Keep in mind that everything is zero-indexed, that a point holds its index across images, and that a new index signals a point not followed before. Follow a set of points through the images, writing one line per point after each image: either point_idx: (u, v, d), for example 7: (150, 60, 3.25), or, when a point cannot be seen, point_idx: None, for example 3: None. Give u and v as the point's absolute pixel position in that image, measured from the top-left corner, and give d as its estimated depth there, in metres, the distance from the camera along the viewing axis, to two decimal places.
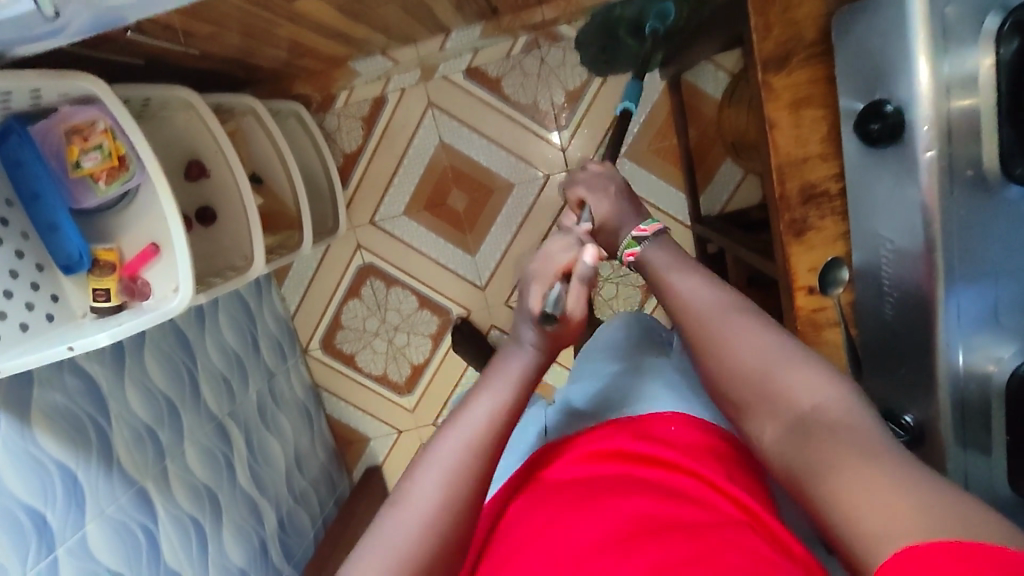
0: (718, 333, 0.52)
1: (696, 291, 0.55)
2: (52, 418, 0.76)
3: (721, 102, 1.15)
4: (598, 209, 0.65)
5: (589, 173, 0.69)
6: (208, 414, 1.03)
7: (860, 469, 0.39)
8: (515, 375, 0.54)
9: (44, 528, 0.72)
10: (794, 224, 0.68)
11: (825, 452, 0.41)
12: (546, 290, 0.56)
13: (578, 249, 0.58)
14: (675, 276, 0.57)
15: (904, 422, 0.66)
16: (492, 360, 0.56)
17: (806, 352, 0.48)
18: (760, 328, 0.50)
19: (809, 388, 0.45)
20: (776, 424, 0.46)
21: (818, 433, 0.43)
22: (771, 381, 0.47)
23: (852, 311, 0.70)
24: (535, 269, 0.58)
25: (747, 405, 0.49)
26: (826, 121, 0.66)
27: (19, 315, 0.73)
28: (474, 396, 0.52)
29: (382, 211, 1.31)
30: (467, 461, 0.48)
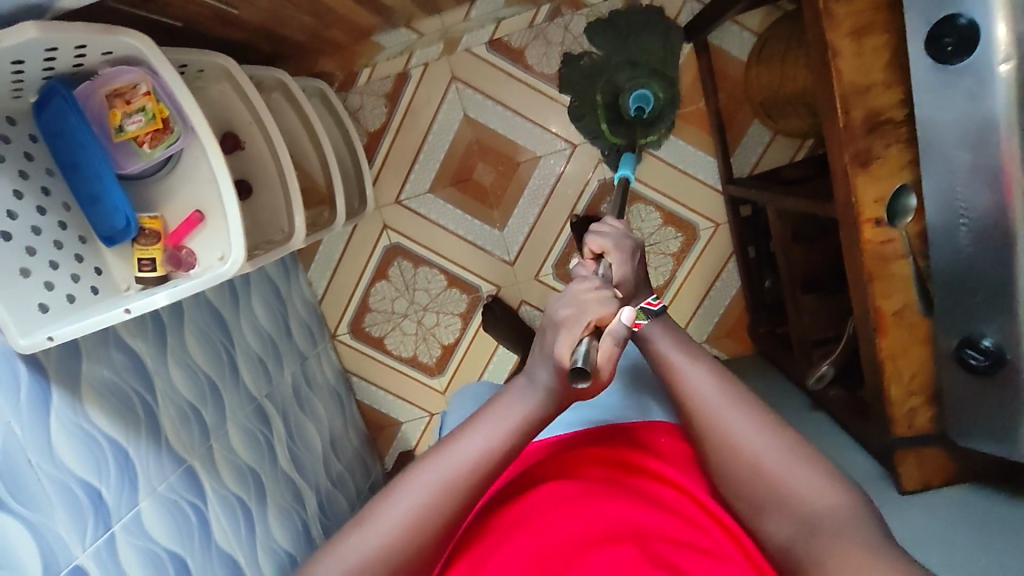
0: (721, 426, 0.57)
1: (697, 380, 0.59)
2: (101, 391, 0.74)
3: (749, 61, 1.14)
4: (616, 268, 0.64)
5: (608, 228, 0.68)
6: (247, 395, 1.01)
7: (860, 565, 0.45)
8: (516, 418, 0.55)
9: (99, 503, 0.70)
10: (859, 154, 0.67)
11: (826, 548, 0.48)
12: (575, 342, 0.51)
13: (614, 302, 0.53)
14: (677, 363, 0.61)
15: (983, 345, 0.64)
16: (495, 398, 0.57)
17: (805, 448, 0.54)
18: (760, 425, 0.56)
19: (810, 487, 0.51)
20: (789, 525, 0.52)
21: (823, 533, 0.49)
22: (775, 482, 0.53)
23: (921, 242, 0.69)
24: (563, 316, 0.53)
25: (750, 496, 0.55)
26: (889, 47, 0.64)
27: (64, 287, 0.71)
28: (467, 429, 0.55)
29: (408, 189, 1.29)
30: (456, 480, 0.52)
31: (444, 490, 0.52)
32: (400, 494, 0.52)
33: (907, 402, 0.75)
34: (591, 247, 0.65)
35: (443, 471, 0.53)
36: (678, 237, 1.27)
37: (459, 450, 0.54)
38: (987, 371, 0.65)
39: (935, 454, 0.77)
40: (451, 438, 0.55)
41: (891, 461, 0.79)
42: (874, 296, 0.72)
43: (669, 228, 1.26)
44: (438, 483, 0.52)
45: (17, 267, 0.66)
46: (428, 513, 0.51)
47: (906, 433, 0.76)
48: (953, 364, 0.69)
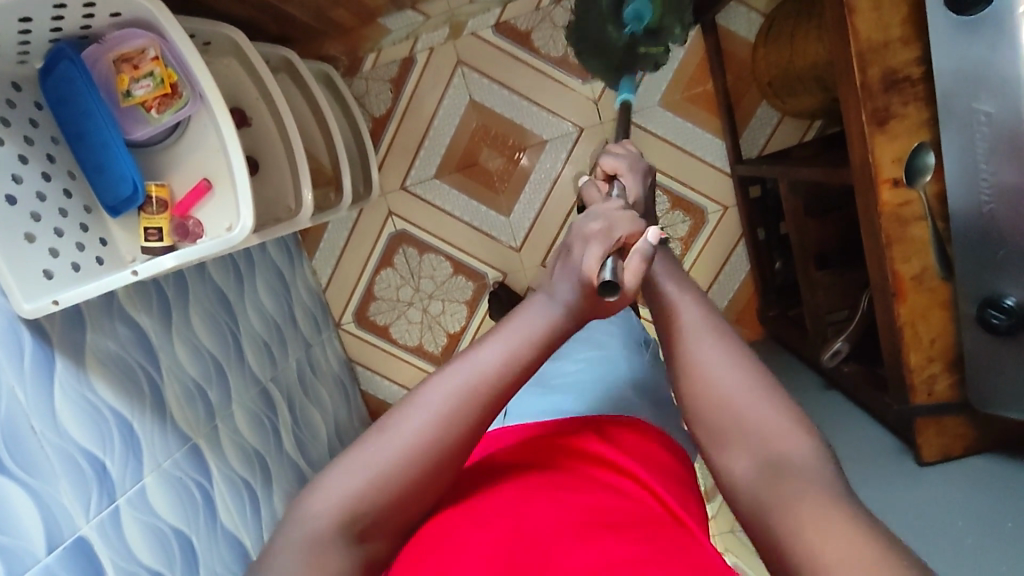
0: (693, 353, 0.48)
1: (683, 305, 0.51)
2: (105, 363, 0.73)
3: (755, 41, 1.13)
4: (628, 188, 0.63)
5: (621, 150, 0.67)
6: (252, 378, 1.00)
7: (829, 527, 0.38)
8: (530, 337, 0.48)
9: (104, 476, 0.68)
10: (877, 112, 0.66)
11: (791, 499, 0.41)
12: (602, 255, 0.49)
13: (642, 222, 0.52)
14: (667, 284, 0.52)
15: (1006, 305, 0.63)
16: (512, 311, 0.50)
17: (782, 396, 0.46)
18: (739, 360, 0.47)
19: (783, 435, 0.44)
20: (747, 461, 0.44)
21: (790, 481, 0.41)
22: (743, 421, 0.45)
23: (940, 203, 0.68)
24: (590, 228, 0.50)
25: (715, 434, 0.46)
26: (908, 2, 0.64)
27: (70, 255, 0.70)
28: (483, 341, 0.48)
29: (413, 175, 1.28)
30: (455, 405, 0.46)
31: (444, 423, 0.46)
32: (395, 426, 0.46)
33: (926, 368, 0.73)
34: (603, 168, 0.64)
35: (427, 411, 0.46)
36: (687, 221, 1.26)
37: (467, 367, 0.47)
38: (1009, 332, 0.64)
39: (956, 423, 0.75)
40: (463, 352, 0.48)
41: (909, 433, 0.78)
42: (892, 260, 0.70)
43: (677, 212, 1.26)
44: (430, 419, 0.46)
45: (22, 232, 0.65)
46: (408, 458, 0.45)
47: (926, 402, 0.74)
48: (975, 326, 0.68)
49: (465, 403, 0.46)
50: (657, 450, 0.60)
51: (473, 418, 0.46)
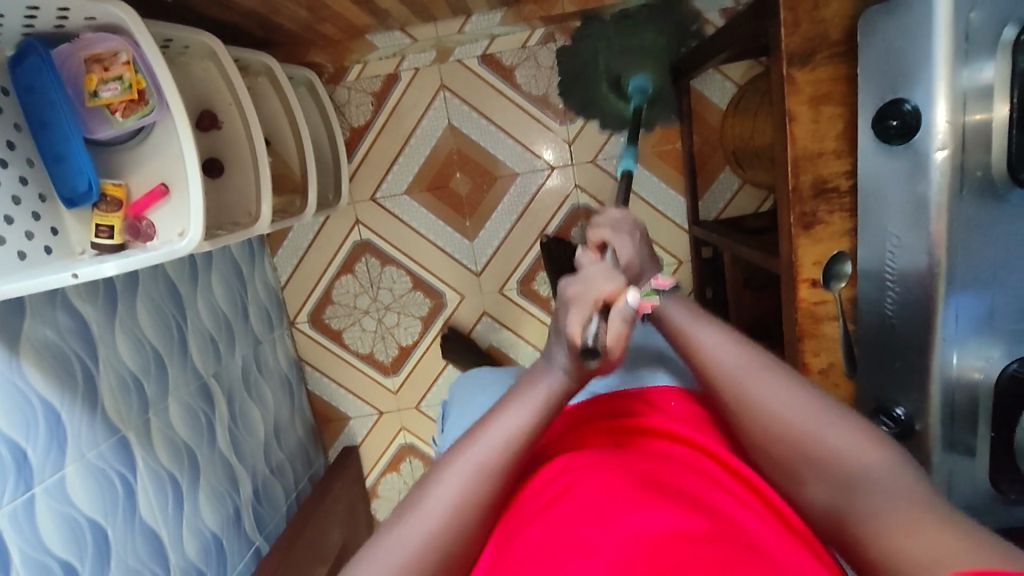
0: (751, 390, 0.57)
1: (716, 347, 0.61)
2: (41, 351, 0.74)
3: (726, 110, 1.18)
4: (621, 252, 0.67)
5: (609, 218, 0.71)
6: (193, 373, 1.01)
7: (909, 522, 0.43)
8: (543, 395, 0.58)
9: (24, 463, 0.70)
10: (804, 217, 0.71)
11: (872, 503, 0.46)
12: (585, 318, 0.54)
13: (621, 279, 0.55)
14: (699, 334, 0.63)
15: (895, 414, 0.69)
16: (520, 382, 0.60)
17: (837, 407, 0.53)
18: (788, 385, 0.56)
19: (848, 441, 0.50)
20: (819, 483, 0.51)
21: (860, 489, 0.47)
22: (808, 439, 0.52)
23: (852, 307, 0.72)
24: (574, 295, 0.56)
25: (792, 469, 0.53)
26: (843, 119, 0.68)
27: (17, 243, 0.71)
28: (505, 410, 0.57)
29: (384, 188, 1.30)
30: (496, 463, 0.54)
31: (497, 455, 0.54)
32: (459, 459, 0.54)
33: None
34: (592, 238, 0.68)
35: (491, 440, 0.55)
36: None
37: (500, 430, 0.55)
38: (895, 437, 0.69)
39: None
40: (485, 419, 0.57)
41: None
42: (803, 354, 0.74)
43: None
44: (482, 462, 0.54)
45: None
46: (476, 483, 0.53)
47: None
48: None
49: (510, 444, 0.55)
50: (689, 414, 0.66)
51: (514, 461, 0.55)
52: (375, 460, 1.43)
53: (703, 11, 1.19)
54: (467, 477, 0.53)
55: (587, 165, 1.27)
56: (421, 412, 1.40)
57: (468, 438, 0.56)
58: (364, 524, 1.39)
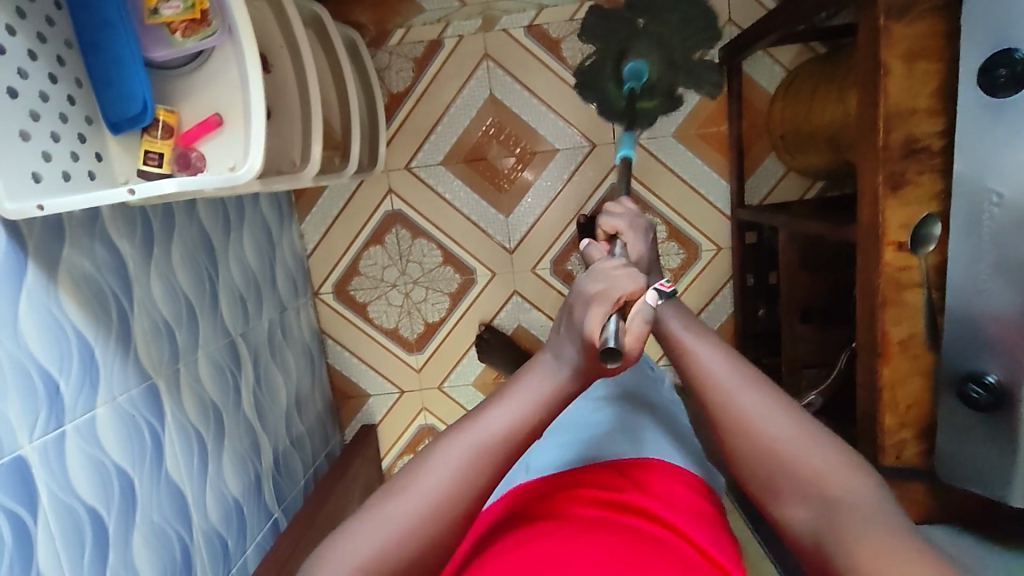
0: (738, 408, 0.48)
1: (709, 361, 0.50)
2: (78, 282, 0.69)
3: (775, 94, 1.16)
4: (631, 246, 0.67)
5: (621, 209, 0.71)
6: (222, 330, 0.96)
7: (914, 575, 0.40)
8: (543, 391, 0.49)
9: (56, 397, 0.65)
10: (893, 176, 0.68)
11: (868, 544, 0.42)
12: (604, 317, 0.48)
13: (643, 280, 0.50)
14: (687, 342, 0.52)
15: (986, 381, 0.66)
16: (513, 375, 0.50)
17: (822, 429, 0.48)
18: (779, 406, 0.48)
19: (839, 473, 0.46)
20: (808, 511, 0.46)
21: (857, 529, 0.43)
22: (799, 468, 0.46)
23: (937, 274, 0.70)
24: (594, 290, 0.49)
25: (773, 489, 0.47)
26: (937, 75, 0.65)
27: (62, 163, 0.67)
28: (498, 396, 0.49)
29: (420, 157, 1.27)
30: (476, 466, 0.46)
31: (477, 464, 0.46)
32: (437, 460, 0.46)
33: (898, 432, 0.75)
34: (604, 229, 0.69)
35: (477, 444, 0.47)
36: (680, 253, 1.27)
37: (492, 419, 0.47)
38: (989, 408, 0.67)
39: (916, 489, 0.78)
40: (472, 415, 0.49)
41: None
42: (884, 321, 0.71)
43: (671, 243, 1.27)
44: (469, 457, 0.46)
45: (17, 129, 0.62)
46: (454, 491, 0.46)
47: (893, 464, 0.76)
48: (954, 400, 0.70)
49: (497, 444, 0.47)
50: (678, 489, 0.58)
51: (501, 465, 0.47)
52: (394, 441, 1.37)
53: None
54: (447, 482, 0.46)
55: (629, 145, 1.24)
56: (443, 393, 1.35)
57: (449, 438, 0.47)
58: None
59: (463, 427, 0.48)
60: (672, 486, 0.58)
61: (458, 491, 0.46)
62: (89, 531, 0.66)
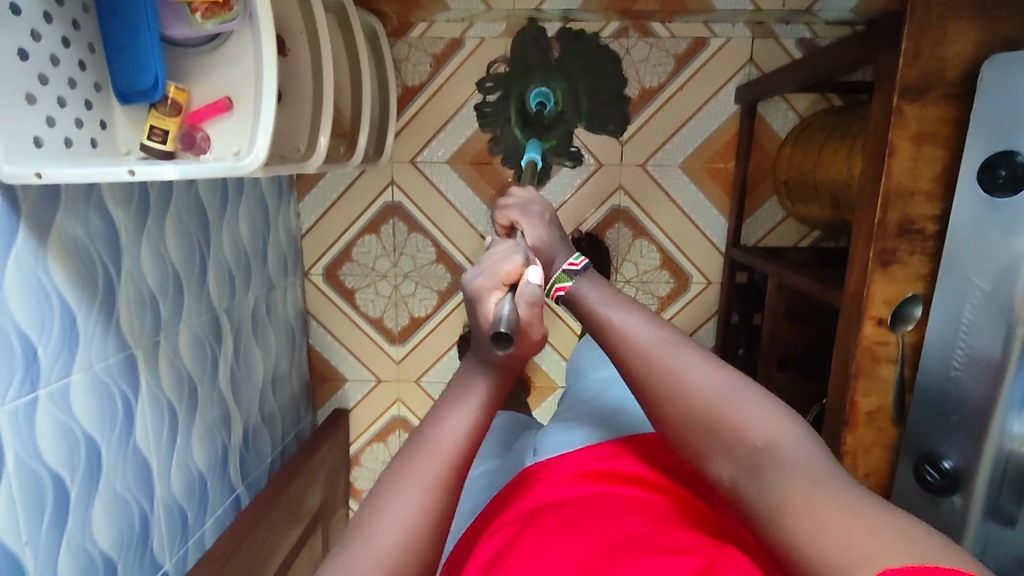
0: (669, 365, 0.54)
1: (634, 326, 0.57)
2: (68, 249, 0.69)
3: (785, 140, 1.17)
4: (530, 234, 0.68)
5: (516, 198, 0.72)
6: (207, 305, 0.97)
7: (827, 501, 0.42)
8: (475, 396, 0.55)
9: (32, 362, 0.65)
10: (884, 254, 0.69)
11: (786, 482, 0.45)
12: (492, 303, 0.52)
13: (522, 257, 0.53)
14: (610, 311, 0.59)
15: (943, 466, 0.69)
16: (452, 385, 0.57)
17: (751, 386, 0.52)
18: (705, 364, 0.54)
19: (759, 422, 0.49)
20: (730, 461, 0.49)
21: (771, 469, 0.46)
22: (727, 419, 0.50)
23: (913, 354, 0.71)
24: (477, 285, 0.52)
25: (701, 446, 0.51)
26: (941, 162, 0.67)
27: (65, 129, 0.66)
28: (446, 413, 0.55)
29: (426, 153, 1.26)
30: (438, 474, 0.51)
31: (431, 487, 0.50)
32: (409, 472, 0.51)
33: None
34: (502, 222, 0.69)
35: (433, 450, 0.52)
36: (670, 282, 1.29)
37: (440, 438, 0.53)
38: (940, 490, 0.70)
39: None
40: (428, 427, 0.54)
41: None
42: (855, 391, 0.72)
43: (663, 271, 1.28)
44: (427, 479, 0.50)
45: (23, 92, 0.61)
46: (427, 505, 0.49)
47: None
48: (910, 478, 0.73)
49: (449, 452, 0.52)
50: (658, 459, 0.64)
51: (456, 474, 0.51)
52: (364, 426, 1.39)
53: (781, 38, 1.19)
54: (415, 501, 0.49)
55: (635, 168, 1.25)
56: (419, 386, 1.37)
57: (404, 459, 0.52)
58: (343, 490, 1.36)
59: (416, 450, 0.52)
60: (608, 450, 0.65)
61: (422, 512, 0.49)
62: (50, 497, 0.67)
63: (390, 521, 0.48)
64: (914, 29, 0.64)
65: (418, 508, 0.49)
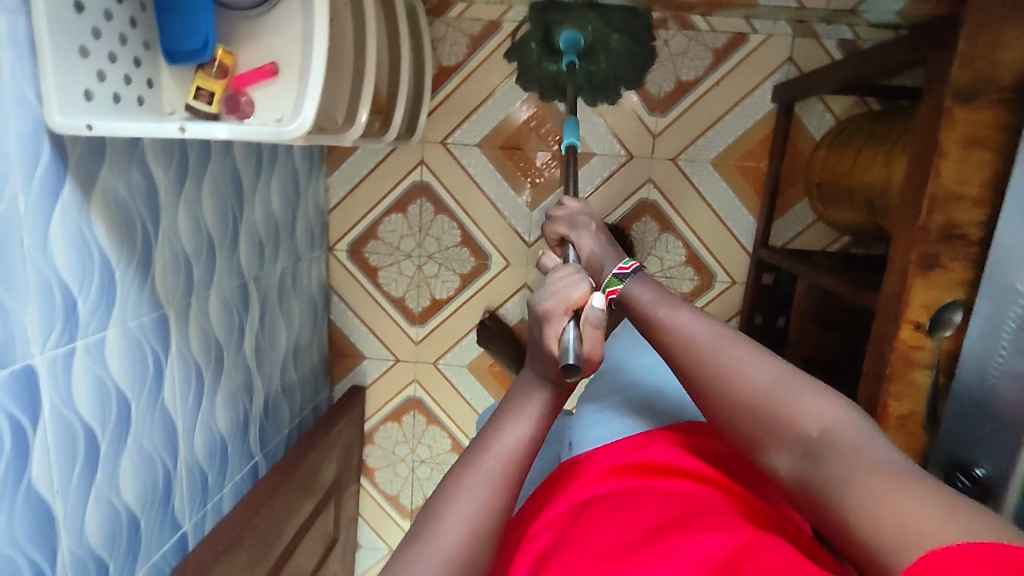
0: (723, 362, 0.55)
1: (687, 322, 0.59)
2: (110, 204, 0.70)
3: (820, 141, 1.16)
4: (584, 246, 0.74)
5: (565, 208, 0.79)
6: (237, 271, 0.97)
7: (886, 484, 0.42)
8: (535, 409, 0.58)
9: (72, 313, 0.65)
10: (926, 257, 0.68)
11: (849, 469, 0.44)
12: (561, 332, 0.56)
13: (588, 285, 0.58)
14: (660, 312, 0.61)
15: (976, 474, 0.70)
16: (509, 399, 0.60)
17: (802, 376, 0.53)
18: (758, 359, 0.54)
19: (813, 410, 0.50)
20: (787, 453, 0.50)
21: (829, 456, 0.46)
22: (782, 409, 0.51)
23: (949, 360, 0.71)
24: (546, 308, 0.58)
25: (756, 441, 0.52)
26: (991, 167, 0.66)
27: (115, 85, 0.67)
28: (506, 423, 0.57)
29: (457, 135, 1.26)
30: (503, 479, 0.53)
31: (495, 488, 0.53)
32: (474, 473, 0.53)
33: None
34: (553, 235, 0.78)
35: (496, 457, 0.54)
36: (694, 279, 1.28)
37: (502, 446, 0.55)
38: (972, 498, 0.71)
39: None
40: (490, 435, 0.56)
41: None
42: (886, 395, 0.72)
43: (688, 267, 1.28)
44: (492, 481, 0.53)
45: (77, 44, 0.62)
46: (489, 504, 0.52)
47: None
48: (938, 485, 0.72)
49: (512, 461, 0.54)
50: (702, 449, 0.64)
51: (517, 479, 0.54)
52: (380, 404, 1.39)
53: (822, 38, 1.18)
54: (481, 501, 0.52)
55: (666, 162, 1.24)
56: (437, 369, 1.37)
57: (469, 462, 0.54)
58: (356, 467, 1.37)
59: (479, 455, 0.55)
60: (649, 441, 0.65)
61: (489, 513, 0.51)
62: (82, 449, 0.67)
63: (457, 520, 0.50)
64: (971, 30, 0.63)
65: (483, 507, 0.51)
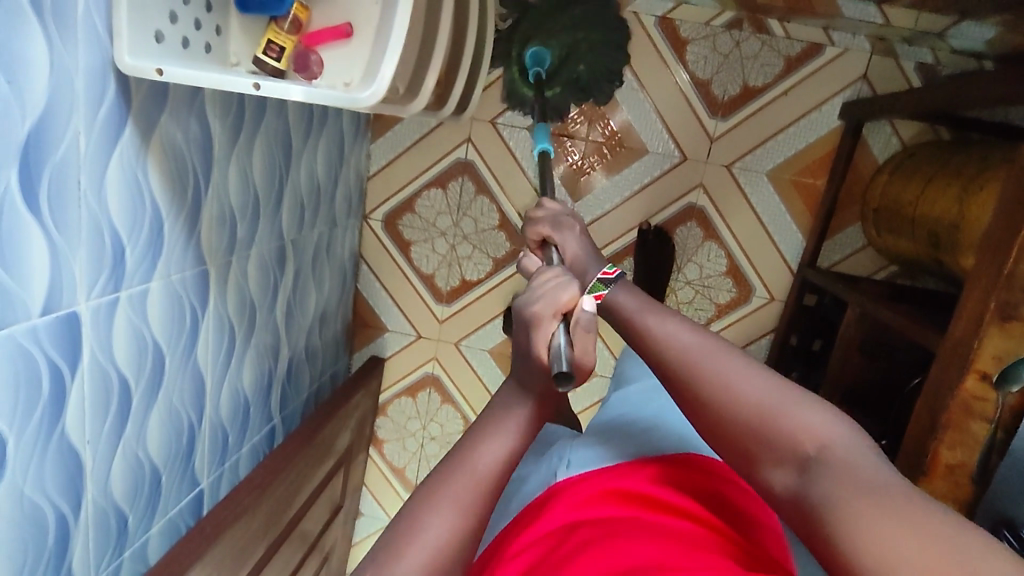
0: (716, 374, 0.48)
1: (678, 334, 0.52)
2: (167, 151, 0.67)
3: (883, 166, 1.12)
4: (567, 249, 0.68)
5: (546, 210, 0.73)
6: (277, 232, 0.95)
7: (891, 523, 0.37)
8: (512, 424, 0.55)
9: (120, 261, 0.63)
10: (1005, 308, 0.65)
11: (849, 496, 0.40)
12: (551, 339, 0.52)
13: (575, 287, 0.53)
14: (647, 321, 0.54)
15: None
16: (487, 414, 0.56)
17: (793, 387, 0.47)
18: (755, 372, 0.48)
19: (812, 426, 0.44)
20: (784, 471, 0.45)
21: (827, 479, 0.42)
22: (780, 425, 0.45)
23: (1011, 415, 0.68)
24: (533, 313, 0.53)
25: (749, 455, 0.46)
26: None
27: (184, 28, 0.64)
28: (484, 436, 0.54)
29: (508, 115, 1.22)
30: (472, 491, 0.50)
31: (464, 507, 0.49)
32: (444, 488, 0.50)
33: None
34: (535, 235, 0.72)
35: (470, 470, 0.51)
36: (731, 291, 1.25)
37: (476, 460, 0.52)
38: None
39: None
40: (466, 445, 0.53)
41: None
42: (940, 442, 0.69)
43: (727, 278, 1.25)
44: (461, 494, 0.50)
45: None
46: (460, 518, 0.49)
47: None
48: None
49: (482, 474, 0.51)
50: (708, 484, 0.62)
51: (485, 493, 0.50)
52: (396, 378, 1.38)
53: (900, 60, 1.13)
54: (452, 513, 0.49)
55: (720, 168, 1.20)
56: (458, 350, 1.35)
57: (442, 473, 0.51)
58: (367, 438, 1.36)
59: (452, 465, 0.52)
60: (648, 470, 0.63)
61: (456, 531, 0.48)
62: (116, 400, 0.66)
63: (424, 537, 0.48)
64: None
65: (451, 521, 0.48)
